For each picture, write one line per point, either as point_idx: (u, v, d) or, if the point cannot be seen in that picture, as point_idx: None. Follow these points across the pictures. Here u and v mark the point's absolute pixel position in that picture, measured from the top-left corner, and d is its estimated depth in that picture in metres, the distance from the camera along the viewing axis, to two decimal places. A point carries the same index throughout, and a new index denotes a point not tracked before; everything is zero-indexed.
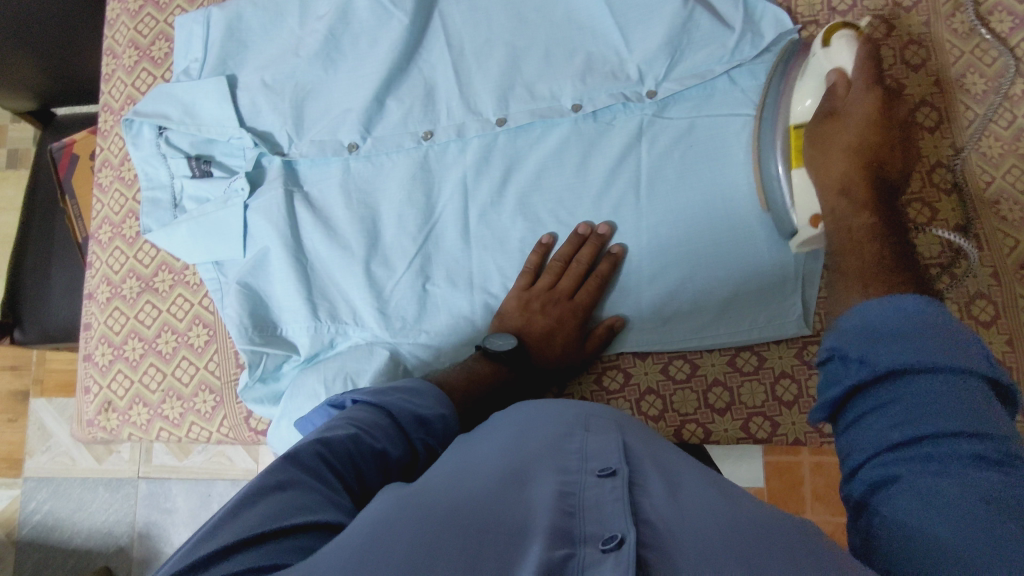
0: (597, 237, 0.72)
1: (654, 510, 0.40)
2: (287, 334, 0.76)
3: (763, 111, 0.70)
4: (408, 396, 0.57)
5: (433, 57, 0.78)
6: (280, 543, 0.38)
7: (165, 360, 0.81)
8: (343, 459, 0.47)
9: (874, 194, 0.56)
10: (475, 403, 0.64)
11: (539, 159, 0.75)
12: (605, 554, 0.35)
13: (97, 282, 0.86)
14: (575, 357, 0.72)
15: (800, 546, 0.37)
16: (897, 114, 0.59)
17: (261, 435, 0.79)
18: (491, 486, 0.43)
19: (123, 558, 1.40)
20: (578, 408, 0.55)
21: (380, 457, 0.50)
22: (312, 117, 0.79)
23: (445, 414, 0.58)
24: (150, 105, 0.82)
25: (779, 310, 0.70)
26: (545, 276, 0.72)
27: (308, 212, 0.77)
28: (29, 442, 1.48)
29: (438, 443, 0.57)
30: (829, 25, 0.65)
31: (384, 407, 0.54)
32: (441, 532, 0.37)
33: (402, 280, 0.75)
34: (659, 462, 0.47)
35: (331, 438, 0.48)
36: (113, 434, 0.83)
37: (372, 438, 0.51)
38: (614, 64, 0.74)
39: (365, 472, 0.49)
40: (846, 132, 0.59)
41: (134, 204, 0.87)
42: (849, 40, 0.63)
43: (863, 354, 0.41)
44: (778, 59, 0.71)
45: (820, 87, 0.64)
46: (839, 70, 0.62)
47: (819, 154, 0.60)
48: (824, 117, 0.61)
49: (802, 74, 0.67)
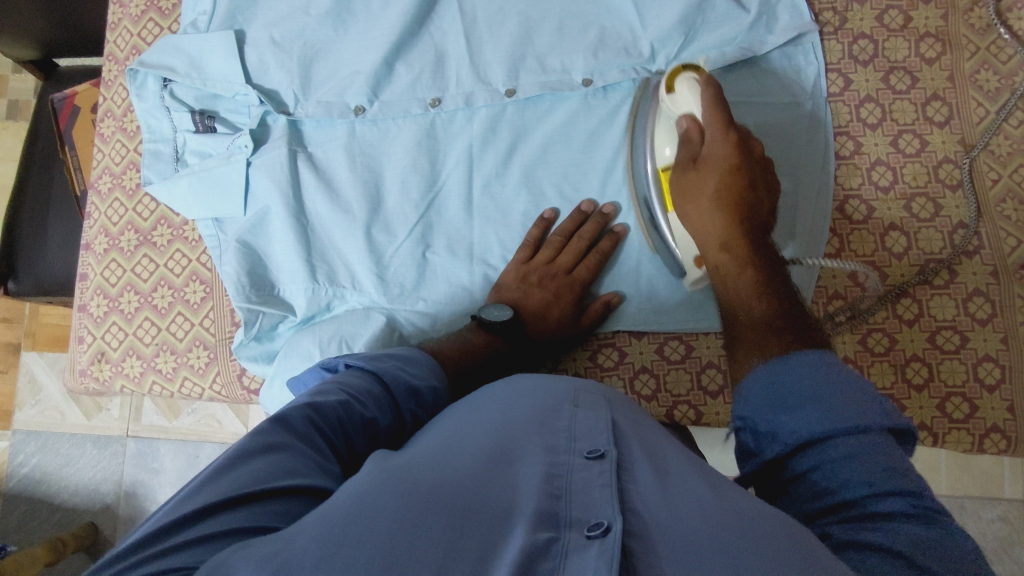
0: (600, 215, 0.72)
1: (640, 499, 0.40)
2: (284, 295, 0.75)
3: (634, 160, 0.72)
4: (401, 363, 0.57)
5: (445, 23, 0.77)
6: (266, 506, 0.39)
7: (160, 314, 0.80)
8: (331, 425, 0.47)
9: (751, 248, 0.62)
10: (467, 374, 0.64)
11: (546, 132, 0.74)
12: (591, 541, 0.35)
13: (95, 233, 0.85)
14: (570, 331, 0.71)
15: (783, 532, 0.37)
16: (752, 156, 0.63)
17: (253, 394, 0.79)
18: (477, 464, 0.43)
19: (109, 515, 1.41)
20: (569, 381, 0.56)
21: (369, 424, 0.50)
22: (321, 77, 0.77)
23: (436, 385, 0.58)
24: (156, 55, 0.80)
25: None
26: (546, 250, 0.72)
27: (312, 174, 0.76)
28: (20, 395, 1.49)
29: (424, 409, 0.56)
30: (671, 71, 0.66)
31: (377, 374, 0.55)
32: (424, 509, 0.37)
33: (402, 247, 0.75)
34: (645, 444, 0.47)
35: (320, 403, 0.48)
36: (105, 385, 0.82)
37: (361, 405, 0.50)
38: (627, 40, 0.74)
39: (352, 436, 0.49)
40: (712, 183, 0.63)
41: (135, 155, 0.85)
42: (692, 83, 0.64)
43: (773, 425, 0.47)
44: (632, 113, 0.72)
45: (675, 135, 0.67)
46: (689, 116, 0.64)
47: (690, 203, 0.65)
48: (687, 167, 0.65)
49: (657, 123, 0.69)
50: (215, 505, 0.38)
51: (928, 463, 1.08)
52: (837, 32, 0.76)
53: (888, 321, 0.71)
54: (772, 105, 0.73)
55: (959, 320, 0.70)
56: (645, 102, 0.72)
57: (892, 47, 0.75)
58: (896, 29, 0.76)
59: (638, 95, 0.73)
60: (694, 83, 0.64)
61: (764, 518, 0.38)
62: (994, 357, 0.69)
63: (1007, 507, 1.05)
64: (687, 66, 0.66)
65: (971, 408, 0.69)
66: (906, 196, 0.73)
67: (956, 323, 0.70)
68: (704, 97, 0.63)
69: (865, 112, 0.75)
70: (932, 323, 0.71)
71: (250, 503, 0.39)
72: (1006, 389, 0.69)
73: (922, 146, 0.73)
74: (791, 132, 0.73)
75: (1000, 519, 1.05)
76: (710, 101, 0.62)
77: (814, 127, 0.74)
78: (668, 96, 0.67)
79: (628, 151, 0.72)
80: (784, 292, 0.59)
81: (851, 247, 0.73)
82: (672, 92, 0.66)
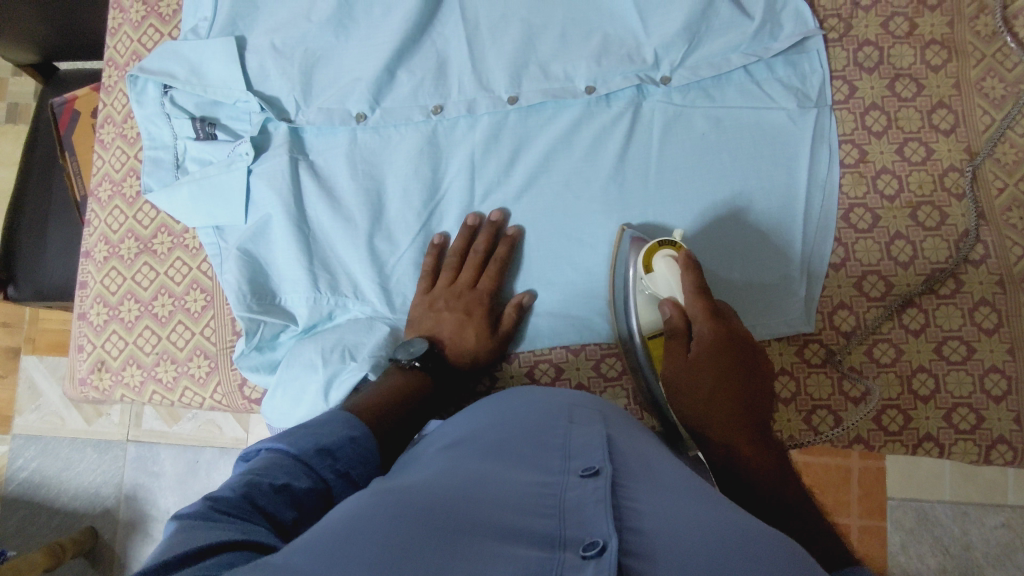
0: (488, 224, 0.73)
1: (637, 513, 0.40)
2: (285, 303, 0.75)
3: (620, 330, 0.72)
4: (311, 429, 0.54)
5: (447, 30, 0.76)
6: (185, 571, 0.36)
7: (161, 323, 0.80)
8: (238, 503, 0.44)
9: (754, 436, 0.60)
10: (399, 422, 0.62)
11: (548, 140, 0.74)
12: (586, 561, 0.34)
13: (95, 241, 0.85)
14: (493, 343, 0.72)
15: (776, 556, 0.36)
16: (738, 339, 0.64)
17: (254, 403, 0.78)
18: (470, 483, 0.42)
19: (109, 519, 1.41)
20: (563, 400, 0.57)
21: (285, 491, 0.47)
22: (322, 84, 0.77)
23: (353, 434, 0.55)
24: (156, 62, 0.79)
25: (785, 307, 0.71)
26: (444, 273, 0.74)
27: (313, 181, 0.76)
28: (19, 400, 1.48)
29: (354, 467, 0.53)
30: (647, 249, 0.67)
31: (274, 445, 0.51)
32: (416, 529, 0.36)
33: (405, 256, 0.75)
34: (640, 461, 0.47)
35: (220, 491, 0.45)
36: (105, 394, 0.82)
37: (270, 476, 0.47)
38: (631, 47, 0.73)
39: (270, 508, 0.45)
40: (704, 371, 0.63)
41: (136, 162, 0.85)
42: (669, 263, 0.66)
43: None
44: (614, 266, 0.72)
45: (659, 316, 0.69)
46: (671, 301, 0.67)
47: (684, 387, 0.65)
48: (677, 352, 0.66)
49: (637, 301, 0.70)
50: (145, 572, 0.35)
51: (932, 471, 1.08)
52: (842, 40, 0.76)
53: (894, 331, 0.71)
54: (760, 264, 0.71)
55: (965, 331, 0.70)
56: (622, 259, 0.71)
57: (898, 54, 0.75)
58: (901, 36, 0.75)
59: (620, 242, 0.71)
60: (672, 265, 0.66)
61: (756, 539, 0.38)
62: (1000, 368, 0.69)
63: (1009, 514, 1.05)
64: (662, 243, 0.67)
65: (977, 419, 0.69)
66: (912, 204, 0.72)
67: (962, 333, 0.70)
68: (686, 283, 0.65)
69: (870, 119, 0.74)
70: (938, 334, 0.70)
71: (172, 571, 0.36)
72: (1013, 399, 0.69)
73: (928, 154, 0.73)
74: (787, 283, 0.71)
75: (1002, 525, 1.05)
76: (691, 287, 0.65)
77: (819, 136, 0.73)
78: (647, 275, 0.68)
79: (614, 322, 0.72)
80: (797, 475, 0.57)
81: (856, 256, 0.72)
82: (649, 270, 0.67)
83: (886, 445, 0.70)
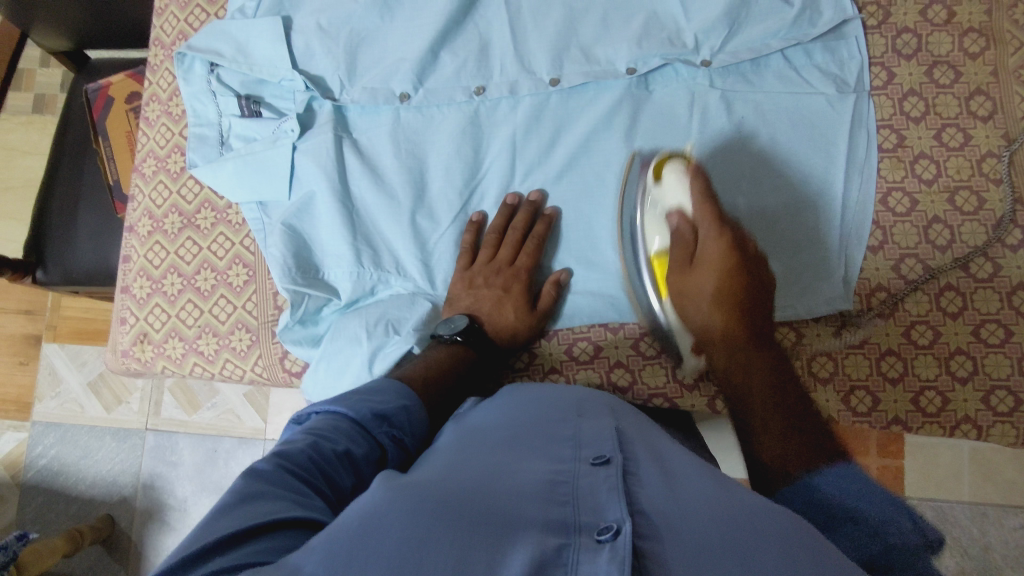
0: (527, 203, 0.74)
1: (649, 501, 0.40)
2: (327, 278, 0.76)
3: (627, 186, 0.73)
4: (365, 395, 0.55)
5: (489, 13, 0.77)
6: (244, 551, 0.37)
7: (203, 297, 0.81)
8: (301, 468, 0.45)
9: (755, 346, 0.63)
10: (445, 394, 0.62)
11: (588, 121, 0.74)
12: (601, 545, 0.35)
13: (139, 216, 0.86)
14: (530, 320, 0.72)
15: (787, 532, 0.37)
16: (744, 254, 0.65)
17: (294, 376, 0.79)
18: (483, 476, 0.42)
19: (126, 507, 1.41)
20: (572, 395, 0.56)
21: (345, 457, 0.48)
22: (367, 65, 0.78)
23: (408, 404, 0.56)
24: (205, 40, 0.81)
25: (825, 250, 0.71)
26: (483, 250, 0.74)
27: (357, 159, 0.77)
28: (40, 386, 1.49)
29: (406, 434, 0.54)
30: (658, 159, 0.70)
31: (335, 410, 0.52)
32: (433, 521, 0.36)
33: (446, 234, 0.76)
34: (649, 448, 0.47)
35: (288, 450, 0.46)
36: (146, 366, 0.83)
37: (331, 441, 0.48)
38: (671, 30, 0.74)
39: (331, 473, 0.46)
40: (709, 282, 0.65)
41: (181, 139, 0.86)
42: (679, 174, 0.67)
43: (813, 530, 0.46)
44: (622, 187, 0.73)
45: (664, 226, 0.69)
46: (680, 211, 0.67)
47: (690, 301, 0.66)
48: (685, 266, 0.67)
49: (641, 213, 0.72)
50: (208, 547, 0.37)
51: (952, 469, 1.07)
52: (880, 27, 0.77)
53: (931, 313, 0.71)
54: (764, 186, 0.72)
55: (1001, 314, 0.70)
56: (631, 179, 0.73)
57: (936, 41, 0.76)
58: (940, 24, 0.76)
59: (629, 164, 0.73)
60: (680, 173, 0.67)
61: (770, 516, 0.38)
62: None
63: None
64: (672, 156, 0.69)
65: (1015, 401, 0.69)
66: (950, 188, 0.73)
67: (999, 316, 0.70)
68: (694, 190, 0.66)
69: (908, 105, 0.75)
70: (977, 317, 0.71)
71: (231, 549, 0.37)
72: None
73: (966, 140, 0.74)
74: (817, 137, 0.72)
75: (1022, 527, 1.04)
76: (700, 195, 0.65)
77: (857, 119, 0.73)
78: (656, 185, 0.70)
79: (620, 189, 0.74)
80: (798, 393, 0.59)
81: (894, 240, 0.73)
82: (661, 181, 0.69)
83: (923, 426, 0.71)
